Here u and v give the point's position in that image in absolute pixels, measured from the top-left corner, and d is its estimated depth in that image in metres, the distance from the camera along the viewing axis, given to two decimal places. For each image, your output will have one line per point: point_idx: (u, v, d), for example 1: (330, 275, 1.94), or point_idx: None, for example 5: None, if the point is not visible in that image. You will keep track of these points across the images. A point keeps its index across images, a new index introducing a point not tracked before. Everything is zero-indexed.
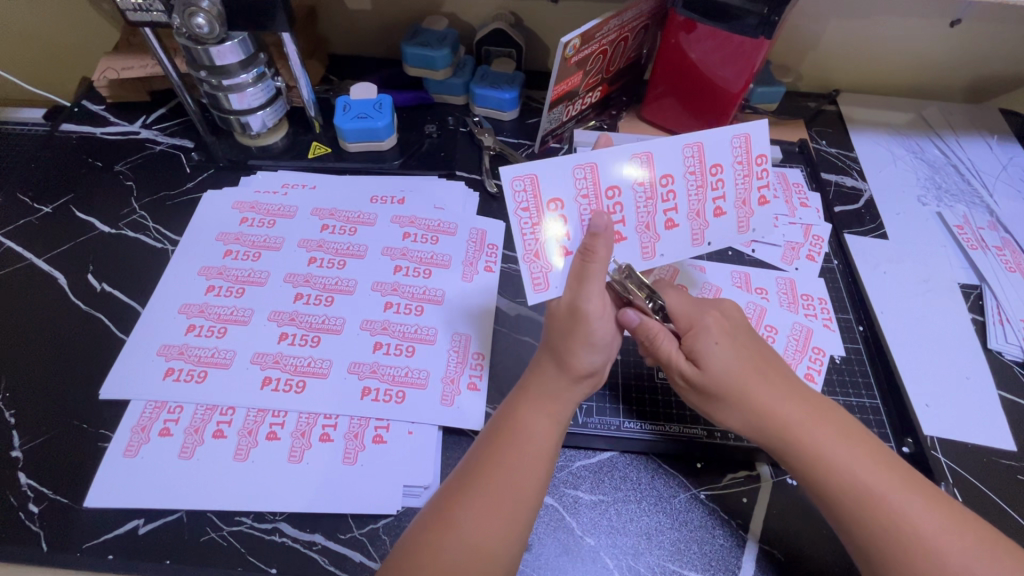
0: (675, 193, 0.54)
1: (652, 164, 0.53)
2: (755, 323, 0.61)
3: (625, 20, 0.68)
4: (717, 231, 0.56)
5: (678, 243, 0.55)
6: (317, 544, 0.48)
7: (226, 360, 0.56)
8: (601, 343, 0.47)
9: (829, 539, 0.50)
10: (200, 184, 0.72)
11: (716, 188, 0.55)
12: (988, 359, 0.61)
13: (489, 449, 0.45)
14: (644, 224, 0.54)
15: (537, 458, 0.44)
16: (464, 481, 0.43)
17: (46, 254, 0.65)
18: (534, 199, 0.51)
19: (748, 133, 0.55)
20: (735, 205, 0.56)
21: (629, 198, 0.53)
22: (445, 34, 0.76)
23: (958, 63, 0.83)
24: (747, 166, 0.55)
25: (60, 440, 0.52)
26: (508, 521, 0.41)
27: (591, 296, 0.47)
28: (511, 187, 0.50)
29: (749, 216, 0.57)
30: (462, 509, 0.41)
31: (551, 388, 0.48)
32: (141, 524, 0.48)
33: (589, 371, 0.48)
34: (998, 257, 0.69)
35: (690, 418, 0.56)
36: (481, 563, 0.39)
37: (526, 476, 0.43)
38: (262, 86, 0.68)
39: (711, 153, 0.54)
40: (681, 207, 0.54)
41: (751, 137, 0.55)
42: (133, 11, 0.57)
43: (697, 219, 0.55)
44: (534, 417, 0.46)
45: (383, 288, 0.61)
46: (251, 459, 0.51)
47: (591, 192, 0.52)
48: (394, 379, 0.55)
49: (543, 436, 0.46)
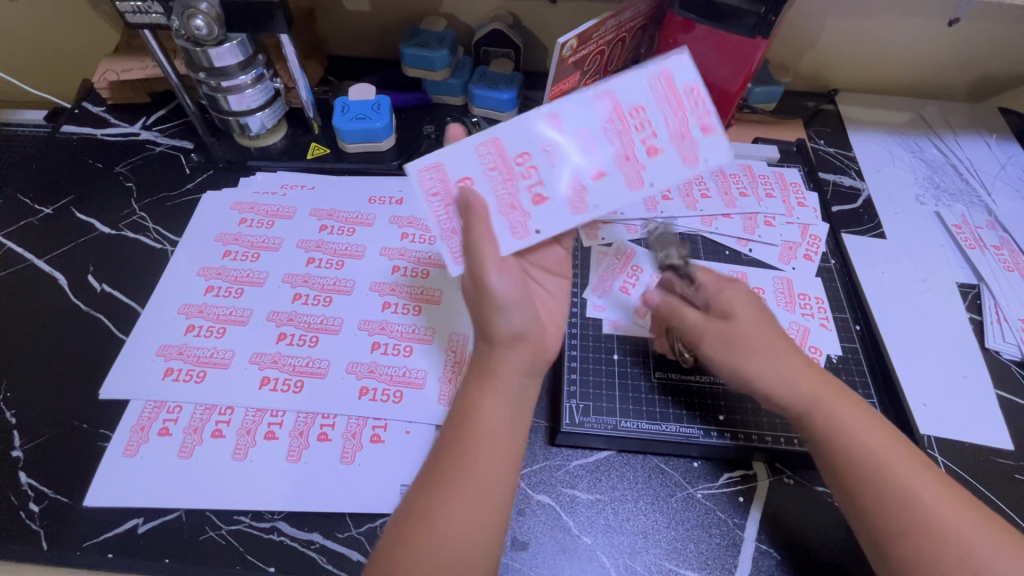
0: (596, 144, 0.49)
1: (560, 123, 0.49)
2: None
3: (623, 20, 0.68)
4: (656, 172, 0.49)
5: (614, 193, 0.49)
6: (315, 543, 0.48)
7: (224, 360, 0.56)
8: (511, 301, 0.47)
9: (826, 536, 0.50)
10: (200, 185, 0.72)
11: (646, 128, 0.48)
12: (986, 359, 0.61)
13: (449, 436, 0.44)
14: (567, 182, 0.49)
15: (492, 438, 0.44)
16: (433, 474, 0.42)
17: (46, 255, 0.65)
18: (444, 182, 0.49)
19: (669, 66, 0.48)
20: (673, 141, 0.49)
21: (542, 160, 0.49)
22: (444, 35, 0.76)
23: (956, 62, 0.83)
24: (675, 99, 0.48)
25: (60, 440, 0.52)
26: (475, 506, 0.41)
27: (483, 258, 0.45)
28: (418, 176, 0.49)
29: (693, 146, 0.49)
30: (434, 498, 0.41)
31: (493, 365, 0.47)
32: (140, 523, 0.48)
33: (513, 334, 0.47)
34: (996, 256, 0.69)
35: (687, 417, 0.55)
36: (455, 551, 0.39)
37: (481, 457, 0.43)
38: (261, 88, 0.68)
39: (629, 95, 0.49)
40: (605, 155, 0.49)
41: (673, 68, 0.49)
42: (132, 13, 0.58)
43: (628, 163, 0.49)
44: (488, 397, 0.45)
45: (381, 288, 0.62)
46: (249, 458, 0.51)
47: (498, 164, 0.49)
48: (391, 379, 0.56)
49: (497, 417, 0.45)
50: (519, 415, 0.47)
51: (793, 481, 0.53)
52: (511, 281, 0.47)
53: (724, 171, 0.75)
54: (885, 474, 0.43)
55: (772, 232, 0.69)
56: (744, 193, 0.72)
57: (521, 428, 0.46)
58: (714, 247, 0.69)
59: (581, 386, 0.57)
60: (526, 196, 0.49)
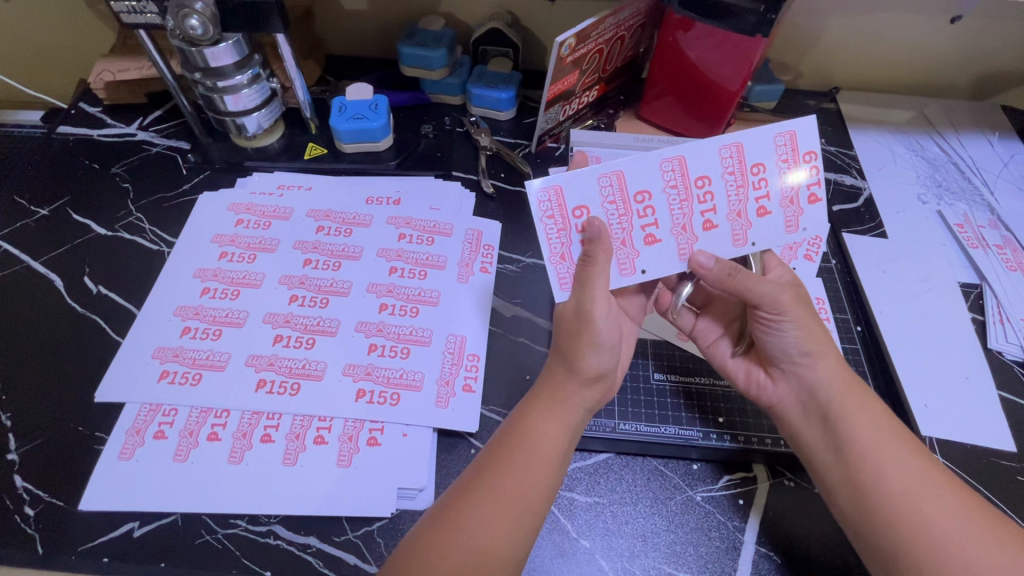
0: (713, 194, 0.52)
1: (684, 167, 0.52)
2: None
3: (621, 19, 0.67)
4: (762, 232, 0.53)
5: (719, 244, 0.53)
6: (312, 547, 0.48)
7: (220, 362, 0.56)
8: (607, 343, 0.48)
9: (826, 538, 0.50)
10: (197, 185, 0.72)
11: (759, 187, 0.53)
12: (988, 359, 0.61)
13: (499, 449, 0.45)
14: (679, 225, 0.52)
15: (547, 464, 0.44)
16: (472, 482, 0.43)
17: (43, 257, 0.65)
18: (560, 207, 0.51)
19: (794, 128, 0.53)
20: (781, 204, 0.53)
21: (661, 200, 0.52)
22: (441, 34, 0.76)
23: (958, 60, 0.82)
24: (793, 164, 0.53)
25: (55, 443, 0.52)
26: (514, 524, 0.41)
27: (597, 293, 0.48)
28: (537, 198, 0.50)
29: (798, 214, 0.54)
30: (472, 510, 0.41)
31: (561, 393, 0.48)
32: (136, 526, 0.48)
33: (597, 373, 0.48)
34: (999, 256, 0.69)
35: (686, 419, 0.55)
36: (489, 564, 0.39)
37: (533, 479, 0.43)
38: (257, 88, 0.68)
39: (750, 154, 0.53)
40: (720, 208, 0.52)
41: (797, 133, 0.53)
42: (127, 13, 0.58)
43: (738, 219, 0.53)
44: (547, 423, 0.46)
45: (378, 289, 0.61)
46: (245, 461, 0.51)
47: (618, 198, 0.51)
48: (389, 381, 0.55)
49: (554, 442, 0.45)
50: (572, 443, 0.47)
51: (793, 483, 0.53)
52: (609, 323, 0.49)
53: None
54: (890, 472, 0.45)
55: None
56: None
57: (570, 455, 0.47)
58: None
59: None
60: (639, 235, 0.52)
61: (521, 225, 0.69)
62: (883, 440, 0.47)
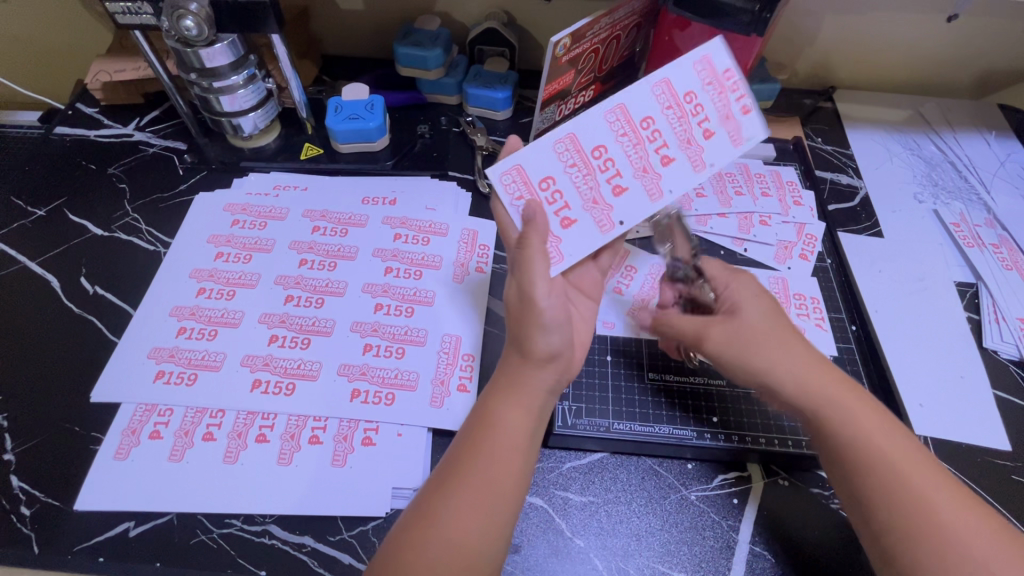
0: (659, 131, 0.52)
1: (628, 114, 0.52)
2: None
3: (617, 18, 0.67)
4: (714, 152, 0.53)
5: (680, 177, 0.52)
6: (306, 547, 0.48)
7: (216, 362, 0.56)
8: (553, 323, 0.47)
9: (820, 538, 0.50)
10: (193, 186, 0.72)
11: (696, 113, 0.52)
12: (984, 359, 0.61)
13: (466, 443, 0.44)
14: (639, 168, 0.52)
15: (511, 453, 0.44)
16: (445, 479, 0.43)
17: (39, 257, 0.65)
18: (526, 185, 0.51)
19: (708, 51, 0.52)
20: (721, 120, 0.53)
21: (614, 150, 0.52)
22: (438, 34, 0.76)
23: (955, 59, 0.82)
24: (718, 83, 0.52)
25: (51, 444, 0.52)
26: (486, 518, 0.41)
27: (535, 275, 0.46)
28: (501, 181, 0.51)
29: (740, 126, 0.53)
30: (443, 507, 0.41)
31: (520, 379, 0.47)
32: (131, 526, 0.48)
33: (550, 353, 0.47)
34: (995, 255, 0.69)
35: (680, 419, 0.55)
36: (463, 559, 0.39)
37: (500, 470, 0.43)
38: (253, 88, 0.68)
39: (679, 83, 0.52)
40: (669, 142, 0.52)
41: (713, 52, 0.52)
42: (122, 13, 0.58)
43: (690, 147, 0.52)
44: (509, 410, 0.45)
45: (374, 289, 0.61)
46: (240, 461, 0.51)
47: (578, 160, 0.52)
48: (383, 381, 0.55)
49: (518, 429, 0.45)
50: (537, 427, 0.47)
51: (788, 483, 0.53)
52: (554, 301, 0.48)
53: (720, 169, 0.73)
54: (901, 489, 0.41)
55: (767, 232, 0.68)
56: (740, 191, 0.71)
57: (535, 440, 0.47)
58: (709, 246, 0.68)
59: (575, 388, 0.57)
60: (607, 188, 0.52)
61: None
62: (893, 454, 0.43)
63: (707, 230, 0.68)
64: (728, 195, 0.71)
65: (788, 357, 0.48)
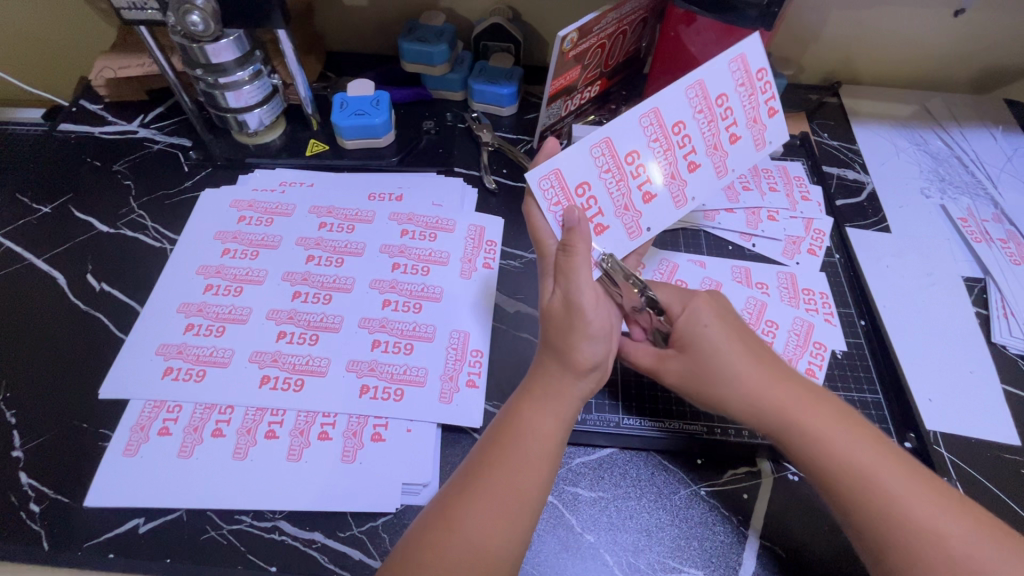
0: (689, 136, 0.55)
1: (661, 118, 0.54)
2: (754, 318, 0.60)
3: (623, 13, 0.67)
4: (735, 158, 0.58)
5: (703, 182, 0.57)
6: (317, 543, 0.48)
7: (224, 358, 0.56)
8: (599, 333, 0.47)
9: (831, 532, 0.50)
10: (199, 182, 0.71)
11: (725, 118, 0.56)
12: (993, 354, 0.61)
13: (493, 446, 0.45)
14: (670, 174, 0.55)
15: (541, 459, 0.44)
16: (467, 480, 0.43)
17: (45, 254, 0.65)
18: (563, 189, 0.52)
19: (744, 52, 0.56)
20: (748, 125, 0.58)
21: (649, 156, 0.54)
22: (443, 29, 0.76)
23: (962, 53, 0.82)
24: (750, 83, 0.57)
25: (60, 440, 0.52)
26: (511, 520, 0.41)
27: (582, 283, 0.47)
28: (539, 186, 0.51)
29: (764, 130, 0.59)
30: (467, 508, 0.41)
31: (555, 387, 0.47)
32: (141, 523, 0.48)
33: (592, 364, 0.47)
34: (1003, 250, 0.69)
35: (689, 414, 0.55)
36: (486, 563, 0.39)
37: (529, 475, 0.43)
38: (259, 84, 0.68)
39: (713, 86, 0.55)
40: (698, 146, 0.56)
41: (747, 56, 0.56)
42: (128, 9, 0.58)
43: (716, 152, 0.57)
44: (541, 417, 0.46)
45: (381, 285, 0.61)
46: (250, 458, 0.51)
47: (613, 165, 0.53)
48: (392, 377, 0.55)
49: (549, 436, 0.45)
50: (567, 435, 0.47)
51: (798, 478, 0.53)
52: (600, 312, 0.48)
53: None
54: (893, 503, 0.42)
55: (775, 227, 0.68)
56: (748, 186, 0.71)
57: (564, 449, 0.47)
58: (717, 242, 0.67)
59: None
60: (638, 195, 0.54)
61: (523, 221, 0.69)
62: (882, 466, 0.43)
63: (715, 225, 0.68)
64: (735, 190, 0.70)
65: (759, 374, 0.48)
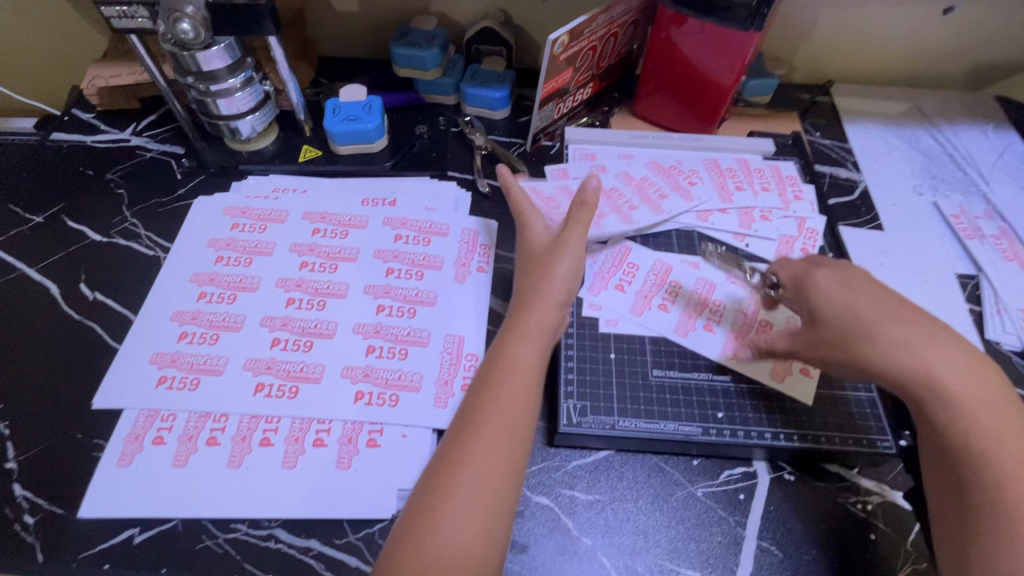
0: (627, 194, 0.68)
1: (599, 182, 0.68)
2: (747, 317, 0.60)
3: (614, 15, 0.67)
4: (672, 205, 0.68)
5: (646, 217, 0.66)
6: (313, 550, 0.48)
7: (218, 366, 0.56)
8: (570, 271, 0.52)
9: (828, 533, 0.50)
10: (192, 190, 0.71)
11: (653, 186, 0.70)
12: (986, 350, 0.61)
13: (483, 384, 0.45)
14: (612, 205, 0.66)
15: (528, 390, 0.45)
16: (465, 422, 0.43)
17: (37, 264, 0.65)
18: (526, 198, 0.62)
19: (655, 158, 0.73)
20: (674, 192, 0.69)
21: (594, 193, 0.66)
22: (435, 34, 0.76)
23: (952, 51, 0.82)
24: (667, 172, 0.71)
25: (53, 451, 0.52)
26: (510, 452, 0.42)
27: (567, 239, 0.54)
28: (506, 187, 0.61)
29: (689, 192, 0.69)
30: (469, 448, 0.42)
31: (536, 322, 0.48)
32: (136, 533, 0.48)
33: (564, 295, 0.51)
34: (995, 246, 0.69)
35: (685, 415, 0.54)
36: (493, 493, 0.41)
37: (519, 407, 0.44)
38: (251, 91, 0.68)
39: (636, 171, 0.71)
40: (634, 199, 0.68)
41: (658, 159, 0.73)
42: (118, 18, 0.58)
43: (651, 203, 0.68)
44: (525, 350, 0.47)
45: (375, 291, 0.61)
46: (245, 466, 0.50)
47: (564, 192, 0.65)
48: (387, 382, 0.55)
49: (532, 368, 0.46)
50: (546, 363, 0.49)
51: (793, 477, 0.53)
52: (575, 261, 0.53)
53: (719, 166, 0.73)
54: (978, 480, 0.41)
55: (768, 227, 0.68)
56: (740, 186, 0.71)
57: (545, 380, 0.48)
58: (710, 243, 0.67)
59: (578, 385, 0.55)
60: None
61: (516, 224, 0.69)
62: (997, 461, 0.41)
63: (708, 226, 0.68)
64: (728, 190, 0.70)
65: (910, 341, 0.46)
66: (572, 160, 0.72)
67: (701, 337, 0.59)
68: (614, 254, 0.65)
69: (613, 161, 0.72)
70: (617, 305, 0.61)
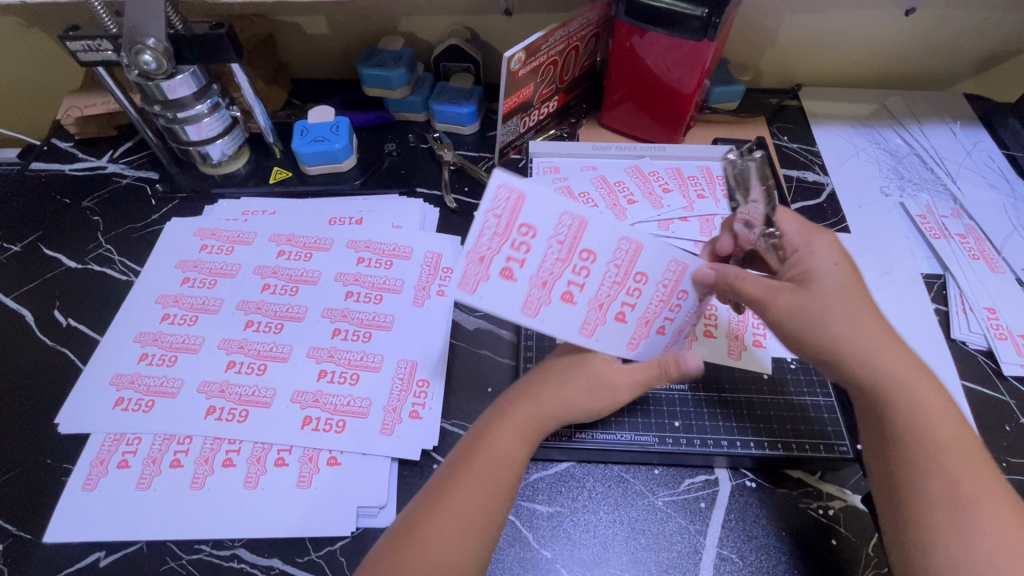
0: (595, 201, 0.71)
1: (570, 189, 0.72)
2: (667, 291, 0.49)
3: (572, 29, 0.68)
4: (636, 212, 0.70)
5: None
6: (275, 569, 0.48)
7: (174, 389, 0.57)
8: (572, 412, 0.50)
9: (788, 540, 0.50)
10: (165, 215, 0.73)
11: (624, 192, 0.73)
12: (951, 349, 0.61)
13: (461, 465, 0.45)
14: None
15: (505, 476, 0.45)
16: (437, 497, 0.44)
17: (13, 293, 0.66)
18: None
19: (636, 165, 0.76)
20: (644, 197, 0.72)
21: None
22: (401, 53, 0.77)
23: (918, 51, 0.83)
24: (644, 179, 0.74)
25: (24, 476, 0.53)
26: (470, 537, 0.42)
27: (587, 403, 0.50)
28: None
29: (659, 200, 0.72)
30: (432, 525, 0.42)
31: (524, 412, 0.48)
32: (102, 556, 0.49)
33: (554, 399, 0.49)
34: (962, 245, 0.69)
35: (642, 424, 0.54)
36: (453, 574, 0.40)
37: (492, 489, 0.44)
38: (218, 116, 0.69)
39: (611, 176, 0.74)
40: (600, 204, 0.71)
41: (640, 166, 0.76)
42: (83, 51, 0.60)
43: (616, 208, 0.71)
44: (507, 438, 0.47)
45: (333, 314, 0.62)
46: (207, 487, 0.51)
47: None
48: (335, 408, 0.56)
49: (514, 456, 0.46)
50: (533, 452, 0.49)
51: (755, 484, 0.53)
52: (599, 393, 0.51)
53: (682, 173, 0.75)
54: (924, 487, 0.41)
55: None
56: (702, 195, 0.72)
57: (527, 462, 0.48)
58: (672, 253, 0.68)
59: None
60: None
61: None
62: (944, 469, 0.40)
63: (671, 235, 0.69)
64: (690, 198, 0.72)
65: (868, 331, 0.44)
66: (536, 174, 0.74)
67: (648, 344, 0.51)
68: (498, 214, 0.43)
69: (576, 173, 0.74)
70: (501, 304, 0.45)
